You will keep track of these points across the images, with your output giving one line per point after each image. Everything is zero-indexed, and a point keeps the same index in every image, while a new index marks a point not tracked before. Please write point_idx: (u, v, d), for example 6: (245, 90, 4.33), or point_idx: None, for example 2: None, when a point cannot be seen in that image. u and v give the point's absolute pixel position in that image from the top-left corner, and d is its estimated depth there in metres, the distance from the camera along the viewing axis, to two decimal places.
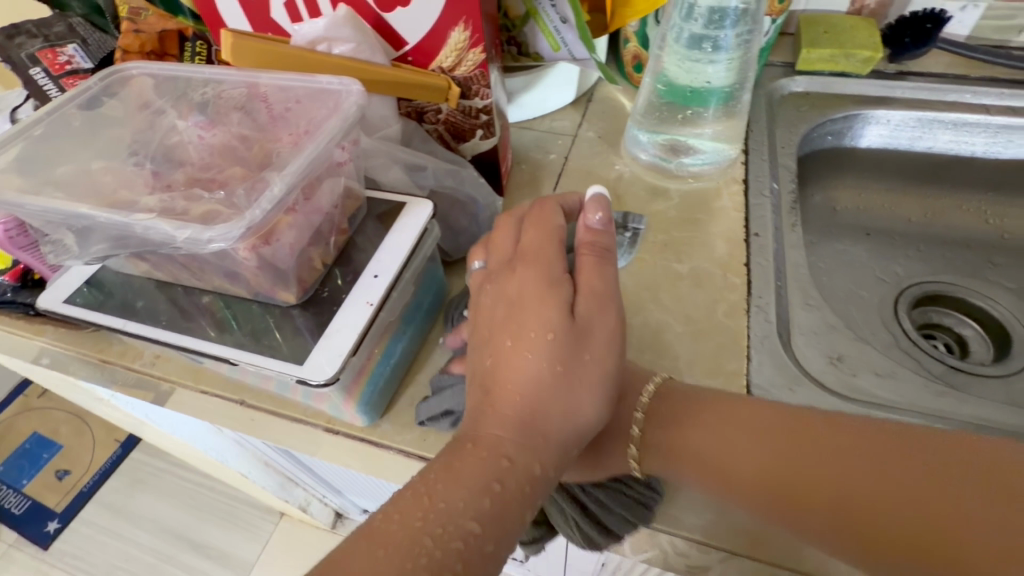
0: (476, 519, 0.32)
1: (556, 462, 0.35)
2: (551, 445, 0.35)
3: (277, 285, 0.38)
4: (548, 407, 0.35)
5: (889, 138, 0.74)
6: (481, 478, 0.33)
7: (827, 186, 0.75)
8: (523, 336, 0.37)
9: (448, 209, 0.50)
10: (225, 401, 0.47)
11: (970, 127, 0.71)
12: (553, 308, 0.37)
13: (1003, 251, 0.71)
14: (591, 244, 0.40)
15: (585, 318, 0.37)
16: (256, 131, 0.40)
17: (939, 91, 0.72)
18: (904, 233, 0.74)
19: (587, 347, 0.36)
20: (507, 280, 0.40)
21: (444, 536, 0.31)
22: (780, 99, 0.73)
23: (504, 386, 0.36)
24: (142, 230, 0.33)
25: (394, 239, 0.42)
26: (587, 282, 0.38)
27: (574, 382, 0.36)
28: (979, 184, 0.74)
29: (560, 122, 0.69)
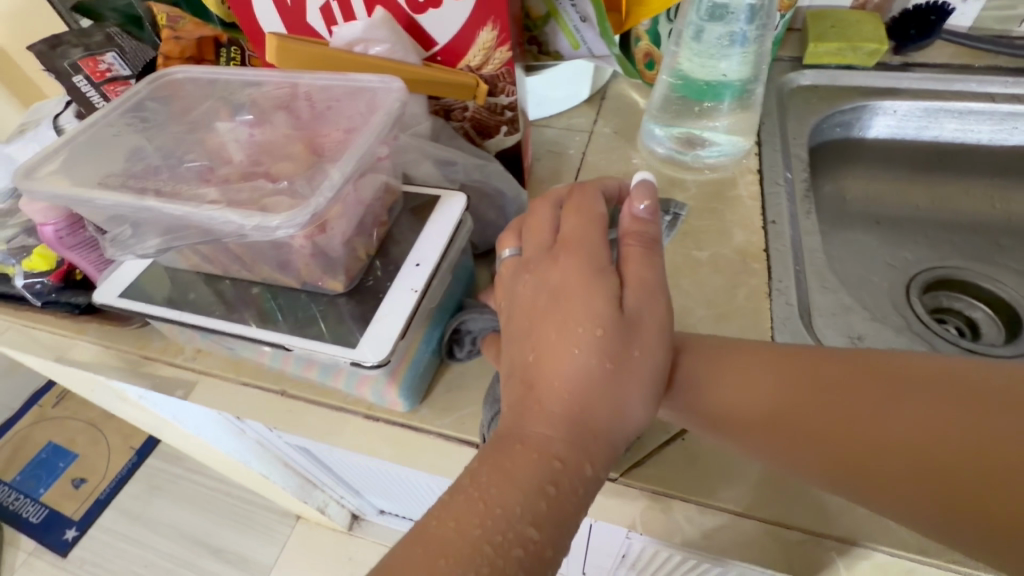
0: (531, 522, 0.33)
1: (606, 462, 0.36)
2: (601, 440, 0.36)
3: (326, 273, 0.40)
4: (596, 406, 0.36)
5: (896, 128, 0.75)
6: (534, 481, 0.34)
7: (836, 177, 0.77)
8: (567, 331, 0.37)
9: (477, 202, 0.52)
10: (265, 391, 0.49)
11: (975, 116, 0.73)
12: (600, 300, 0.38)
13: (1010, 234, 0.73)
14: (635, 234, 0.42)
15: (633, 311, 0.38)
16: (299, 129, 0.42)
17: (944, 81, 0.74)
18: (913, 220, 0.75)
19: (636, 342, 0.38)
20: (545, 271, 0.41)
21: (502, 542, 0.32)
22: (790, 93, 0.75)
23: (551, 383, 0.37)
24: (204, 220, 0.35)
25: (432, 231, 0.44)
26: (634, 273, 0.40)
27: (622, 380, 0.37)
28: (984, 171, 0.75)
29: (575, 119, 0.71)
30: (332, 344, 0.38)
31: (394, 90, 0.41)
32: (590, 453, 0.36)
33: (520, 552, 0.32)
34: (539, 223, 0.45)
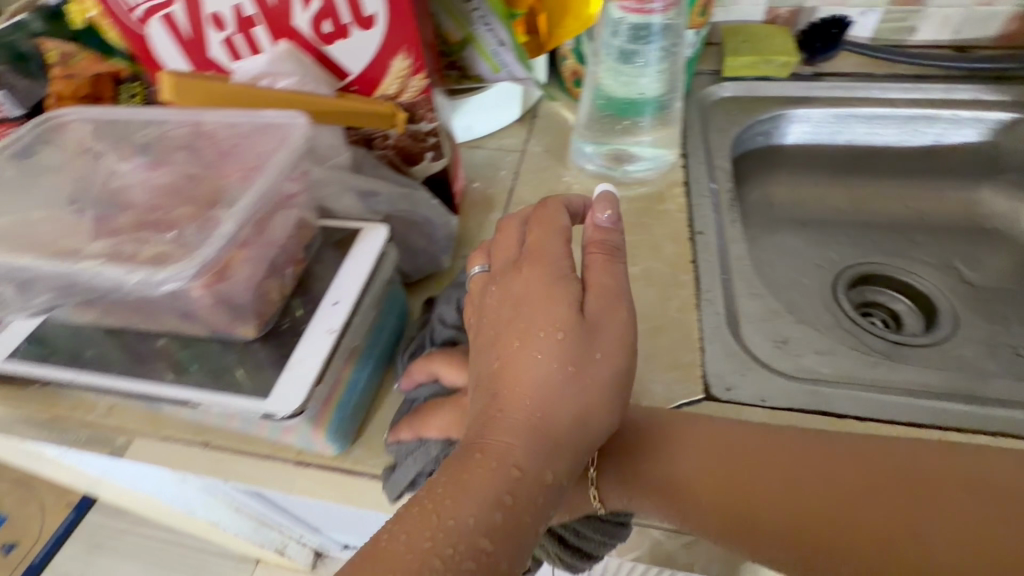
0: (485, 537, 0.32)
1: (568, 469, 0.36)
2: (562, 448, 0.36)
3: (234, 320, 0.38)
4: (558, 411, 0.36)
5: (813, 135, 0.79)
6: (492, 491, 0.33)
7: (763, 184, 0.80)
8: (529, 337, 0.37)
9: (404, 232, 0.51)
10: (188, 445, 0.46)
11: (881, 120, 0.77)
12: (562, 307, 0.38)
13: (922, 230, 0.78)
14: (598, 244, 0.41)
15: (593, 317, 0.38)
16: (202, 169, 0.40)
17: (852, 90, 0.78)
18: (834, 220, 0.79)
19: (598, 345, 0.37)
20: (505, 289, 0.40)
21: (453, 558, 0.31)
22: (712, 105, 0.78)
23: (513, 391, 0.36)
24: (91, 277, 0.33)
25: (364, 257, 0.43)
26: (595, 280, 0.39)
27: (585, 384, 0.36)
28: (895, 171, 0.80)
29: (505, 140, 0.70)
30: (244, 395, 0.37)
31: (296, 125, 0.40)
32: (552, 462, 0.35)
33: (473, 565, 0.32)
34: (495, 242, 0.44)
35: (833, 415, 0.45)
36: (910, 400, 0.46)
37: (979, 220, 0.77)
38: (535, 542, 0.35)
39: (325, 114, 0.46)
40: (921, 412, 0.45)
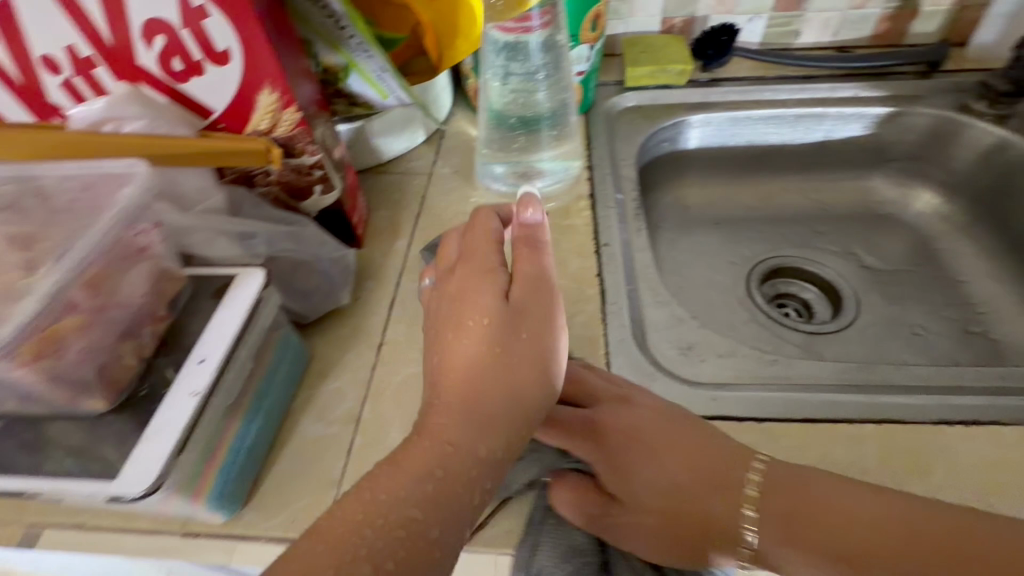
0: (422, 539, 0.31)
1: (505, 443, 0.35)
2: (494, 429, 0.35)
3: (79, 393, 0.37)
4: (488, 393, 0.35)
5: (717, 138, 0.81)
6: (423, 465, 0.33)
7: (674, 188, 0.82)
8: (462, 327, 0.36)
9: (293, 272, 0.50)
10: (57, 528, 0.41)
11: (775, 121, 0.80)
12: (488, 293, 0.37)
13: (823, 220, 0.82)
14: (523, 237, 0.39)
15: (518, 304, 0.36)
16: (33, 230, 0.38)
17: (744, 93, 0.80)
18: (737, 218, 0.82)
19: (525, 325, 0.36)
20: (445, 281, 0.38)
21: (385, 559, 0.30)
22: (617, 115, 0.79)
23: (449, 378, 0.36)
24: None
25: (254, 296, 0.42)
26: (524, 269, 0.38)
27: (514, 366, 0.35)
28: (795, 166, 0.84)
29: (406, 163, 0.68)
30: (94, 475, 0.35)
31: (138, 185, 0.39)
32: (488, 439, 0.35)
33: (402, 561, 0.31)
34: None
35: (727, 419, 0.46)
36: (799, 394, 0.47)
37: (874, 206, 0.83)
38: (469, 514, 0.34)
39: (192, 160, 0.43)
40: (808, 406, 0.47)
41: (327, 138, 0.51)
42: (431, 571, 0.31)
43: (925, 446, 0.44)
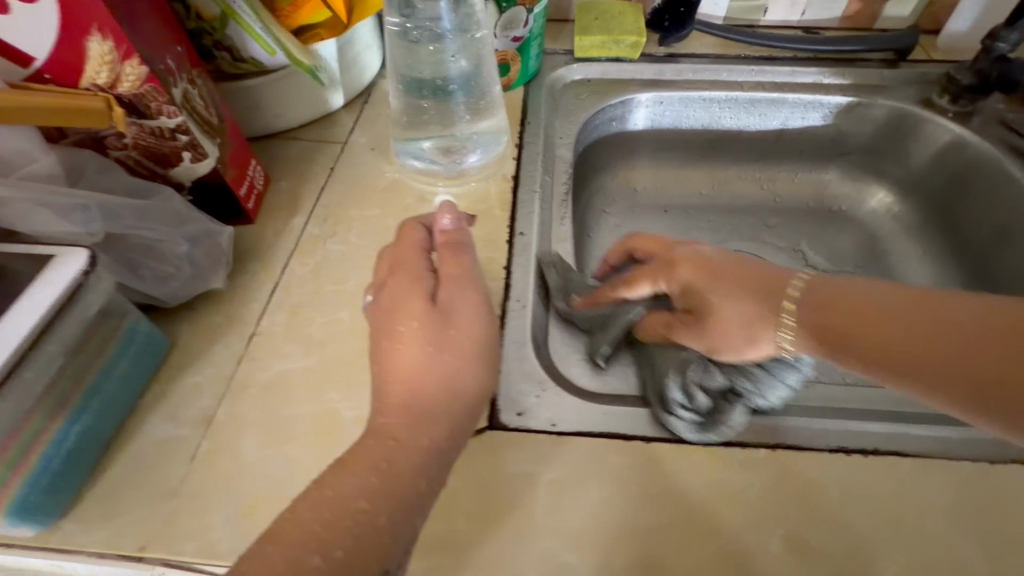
0: (821, 338, 0.35)
1: (755, 299, 0.37)
2: (730, 288, 0.38)
3: (214, 268, 0.42)
4: (728, 281, 0.38)
5: (878, 130, 0.69)
6: (708, 266, 0.39)
7: (804, 177, 0.75)
8: (726, 276, 0.38)
9: (418, 204, 0.52)
10: None
11: (974, 114, 0.64)
12: (678, 257, 0.41)
13: (949, 213, 0.66)
14: (442, 244, 0.40)
15: (679, 255, 0.41)
16: (197, 135, 0.41)
17: (946, 74, 0.65)
18: (907, 216, 0.70)
19: (727, 279, 0.38)
20: (411, 273, 0.38)
21: (794, 334, 0.36)
22: (768, 87, 0.69)
23: (672, 268, 0.41)
24: (41, 251, 0.34)
25: (390, 246, 0.42)
26: (683, 257, 0.41)
27: (729, 278, 0.38)
28: (874, 158, 0.71)
29: (541, 103, 0.64)
30: (233, 348, 0.41)
31: None
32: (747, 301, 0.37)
33: (737, 327, 0.37)
34: (410, 237, 0.40)
35: (878, 452, 0.37)
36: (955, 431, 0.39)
37: None
38: (744, 328, 0.37)
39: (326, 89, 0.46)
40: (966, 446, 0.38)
41: (472, 67, 0.51)
42: (910, 376, 0.31)
43: (996, 509, 0.35)
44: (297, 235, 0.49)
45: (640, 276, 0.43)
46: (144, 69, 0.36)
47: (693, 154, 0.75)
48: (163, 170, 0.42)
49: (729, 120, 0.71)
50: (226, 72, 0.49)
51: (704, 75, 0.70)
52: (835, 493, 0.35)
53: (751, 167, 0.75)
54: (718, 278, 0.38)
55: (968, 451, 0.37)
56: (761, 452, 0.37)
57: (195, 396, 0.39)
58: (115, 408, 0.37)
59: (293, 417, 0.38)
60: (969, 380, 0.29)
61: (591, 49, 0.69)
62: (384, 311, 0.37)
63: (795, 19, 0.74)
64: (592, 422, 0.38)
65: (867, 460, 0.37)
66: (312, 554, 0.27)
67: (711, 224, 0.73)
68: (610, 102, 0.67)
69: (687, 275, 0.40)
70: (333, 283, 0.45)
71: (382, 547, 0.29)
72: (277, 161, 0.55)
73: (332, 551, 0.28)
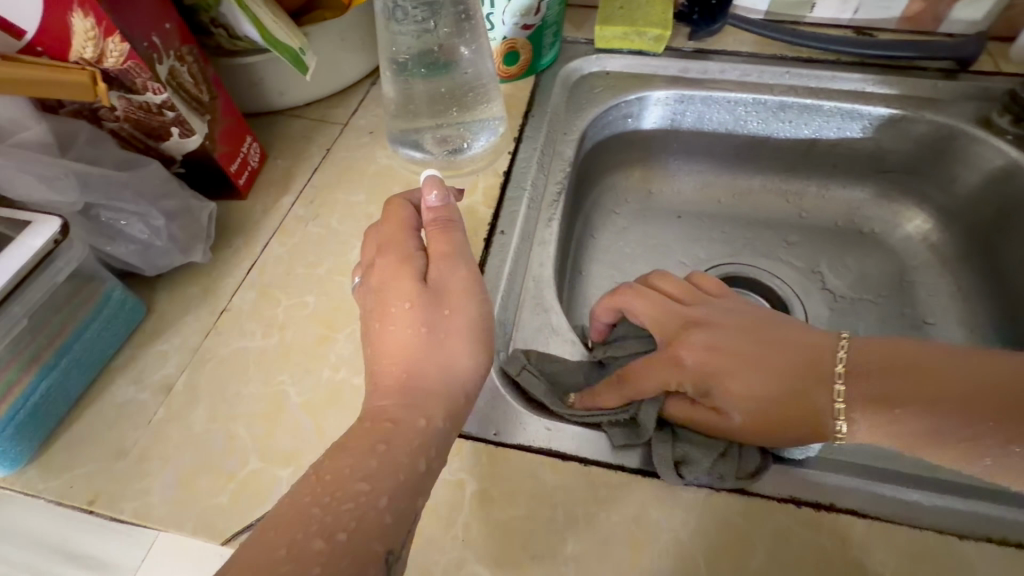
0: (872, 420, 0.34)
1: (799, 392, 0.36)
2: (763, 378, 0.37)
3: (193, 240, 0.45)
4: (742, 371, 0.37)
5: (923, 148, 0.63)
6: (717, 355, 0.39)
7: (834, 195, 0.69)
8: (742, 365, 0.38)
9: (403, 192, 0.52)
10: None
11: None
12: (684, 339, 0.40)
13: (992, 250, 0.59)
14: (430, 222, 0.38)
15: (684, 342, 0.40)
16: (185, 111, 0.42)
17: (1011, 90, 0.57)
18: (945, 246, 0.64)
19: (745, 368, 0.38)
20: (399, 251, 0.37)
21: (854, 423, 0.35)
22: (803, 92, 0.63)
23: (680, 351, 0.40)
24: (21, 218, 0.36)
25: (378, 223, 0.40)
26: (690, 338, 0.40)
27: (749, 368, 0.37)
28: (916, 179, 0.65)
29: (550, 96, 0.62)
30: (203, 320, 0.43)
31: None
32: (788, 393, 0.36)
33: (790, 420, 0.36)
34: (397, 216, 0.39)
35: (829, 508, 0.35)
36: (924, 499, 0.35)
37: None
38: (792, 420, 0.36)
39: (309, 70, 0.48)
40: (929, 514, 0.35)
41: (471, 46, 0.50)
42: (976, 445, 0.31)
43: None
44: (283, 214, 0.50)
45: (648, 361, 0.40)
46: (125, 46, 0.37)
47: (715, 158, 0.70)
48: (155, 143, 0.44)
49: (756, 125, 0.66)
50: (227, 48, 0.50)
51: (734, 75, 0.65)
52: (768, 544, 0.34)
53: (778, 178, 0.70)
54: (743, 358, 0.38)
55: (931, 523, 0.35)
56: (702, 492, 0.36)
57: (160, 363, 0.41)
58: (85, 367, 0.39)
59: (243, 394, 0.39)
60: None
61: (612, 40, 0.65)
62: (373, 291, 0.36)
63: (847, 18, 0.67)
64: (535, 435, 0.38)
65: (816, 516, 0.35)
66: (313, 539, 0.26)
67: (724, 235, 0.69)
68: (625, 98, 0.64)
69: (702, 359, 0.39)
70: (306, 266, 0.46)
71: (383, 528, 0.28)
72: (277, 139, 0.56)
73: (336, 533, 0.27)
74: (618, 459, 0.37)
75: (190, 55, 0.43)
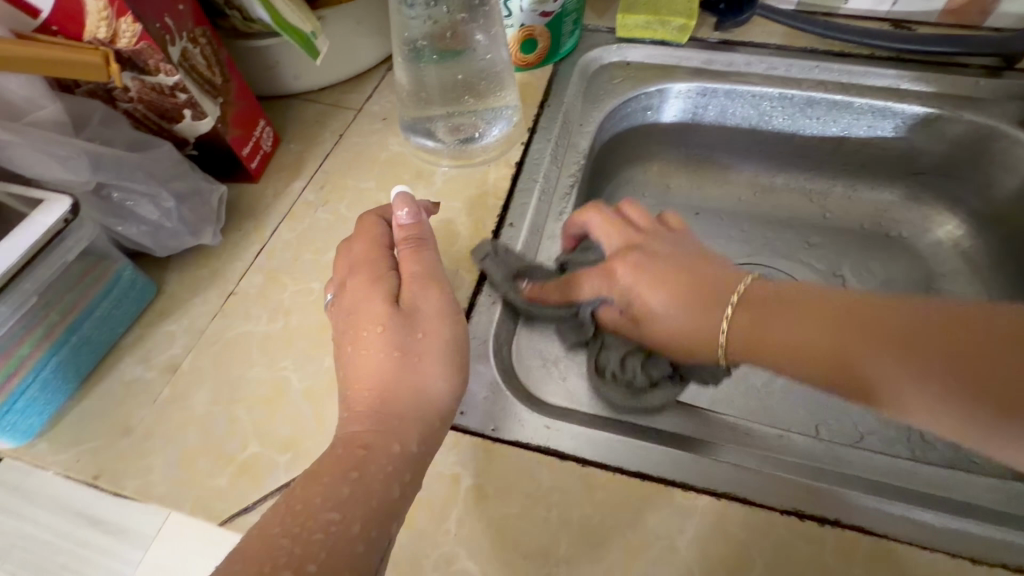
0: (792, 356, 0.34)
1: (708, 314, 0.37)
2: (680, 298, 0.38)
3: (201, 223, 0.45)
4: (666, 290, 0.39)
5: (959, 149, 0.59)
6: (646, 274, 0.40)
7: (861, 195, 0.67)
8: (666, 284, 0.39)
9: (414, 180, 0.52)
10: None
11: None
12: (623, 256, 0.42)
13: None
14: (402, 240, 0.39)
15: (621, 258, 0.41)
16: (197, 92, 0.42)
17: None
18: (976, 253, 0.60)
19: (670, 288, 0.39)
20: (371, 272, 0.37)
21: (745, 347, 0.36)
22: (833, 87, 0.61)
23: (615, 269, 0.41)
24: (36, 195, 0.36)
25: (350, 241, 0.41)
26: (628, 258, 0.41)
27: (674, 286, 0.39)
28: (950, 182, 0.62)
29: (568, 85, 0.60)
30: (211, 303, 0.43)
31: None
32: (701, 316, 0.38)
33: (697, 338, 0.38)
34: (369, 234, 0.40)
35: (834, 523, 0.34)
36: (937, 518, 0.34)
37: None
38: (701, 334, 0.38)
39: (320, 55, 0.47)
40: (941, 536, 0.33)
41: (486, 36, 0.49)
42: (891, 384, 0.30)
43: None
44: (294, 199, 0.50)
45: (588, 274, 0.42)
46: (138, 27, 0.36)
47: (737, 154, 0.68)
48: (168, 125, 0.44)
49: (781, 120, 0.64)
50: (241, 31, 0.50)
51: (759, 68, 0.63)
52: (769, 558, 0.33)
53: (802, 176, 0.68)
54: (661, 281, 0.39)
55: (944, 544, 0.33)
56: (703, 499, 0.35)
57: (168, 343, 0.41)
58: (97, 345, 0.40)
59: (246, 378, 0.40)
60: (952, 377, 0.29)
61: (634, 29, 0.63)
62: (345, 314, 0.36)
63: (884, 10, 0.63)
64: (533, 433, 0.38)
65: (821, 530, 0.34)
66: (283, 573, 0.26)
67: (743, 234, 0.67)
68: (645, 89, 0.62)
69: (633, 279, 0.40)
70: (313, 252, 0.46)
71: (354, 558, 0.28)
72: (292, 123, 0.56)
73: (305, 563, 0.26)
74: (617, 461, 0.37)
75: (204, 37, 0.43)
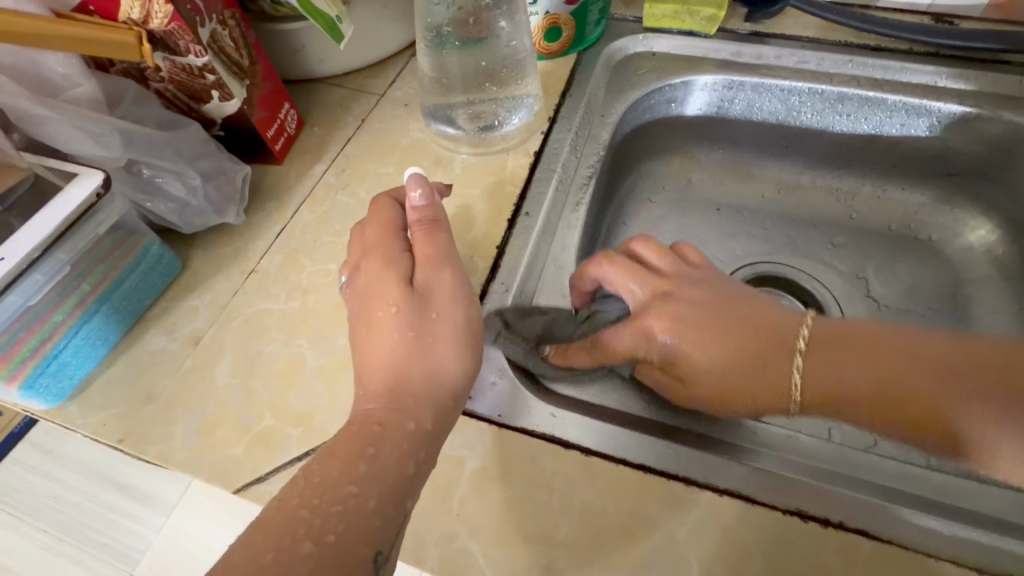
0: (874, 411, 0.33)
1: (766, 378, 0.35)
2: (736, 360, 0.36)
3: (226, 201, 0.46)
4: (720, 340, 0.37)
5: (996, 152, 0.57)
6: (694, 328, 0.37)
7: (890, 197, 0.65)
8: (716, 339, 0.37)
9: (433, 166, 0.52)
10: None
11: None
12: (656, 308, 0.39)
13: None
14: (415, 222, 0.39)
15: (662, 308, 0.39)
16: (224, 74, 0.43)
17: None
18: (1008, 260, 0.58)
19: (722, 338, 0.37)
20: (384, 257, 0.37)
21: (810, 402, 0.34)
22: (866, 83, 0.59)
23: (658, 319, 0.38)
24: (70, 169, 0.38)
25: (364, 224, 0.41)
26: (668, 308, 0.39)
27: (726, 338, 0.36)
28: (986, 185, 0.59)
29: (591, 75, 0.60)
30: (233, 280, 0.45)
31: None
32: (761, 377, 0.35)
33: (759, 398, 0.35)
34: (383, 216, 0.40)
35: (838, 524, 0.33)
36: (946, 527, 0.33)
37: None
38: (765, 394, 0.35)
39: (345, 38, 0.48)
40: (949, 543, 0.33)
41: (511, 22, 0.49)
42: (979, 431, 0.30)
43: None
44: (314, 182, 0.51)
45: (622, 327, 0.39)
46: (169, 8, 0.37)
47: (762, 150, 0.67)
48: (197, 105, 0.45)
49: (810, 116, 0.62)
50: (270, 14, 0.51)
51: (788, 61, 0.61)
52: (771, 553, 0.33)
53: (829, 175, 0.66)
54: (707, 334, 0.37)
55: (951, 550, 0.33)
56: (705, 493, 0.35)
57: (190, 316, 0.43)
58: (125, 316, 0.42)
59: (264, 354, 0.41)
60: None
61: (661, 18, 0.62)
62: (360, 295, 0.37)
63: (924, 4, 0.61)
64: (538, 420, 0.38)
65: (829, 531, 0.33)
66: (303, 542, 0.27)
67: (765, 233, 0.65)
68: (670, 80, 0.61)
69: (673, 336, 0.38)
70: (332, 235, 0.47)
71: (370, 530, 0.29)
72: (317, 107, 0.56)
73: (324, 537, 0.27)
74: (622, 452, 0.37)
75: (235, 19, 0.44)
